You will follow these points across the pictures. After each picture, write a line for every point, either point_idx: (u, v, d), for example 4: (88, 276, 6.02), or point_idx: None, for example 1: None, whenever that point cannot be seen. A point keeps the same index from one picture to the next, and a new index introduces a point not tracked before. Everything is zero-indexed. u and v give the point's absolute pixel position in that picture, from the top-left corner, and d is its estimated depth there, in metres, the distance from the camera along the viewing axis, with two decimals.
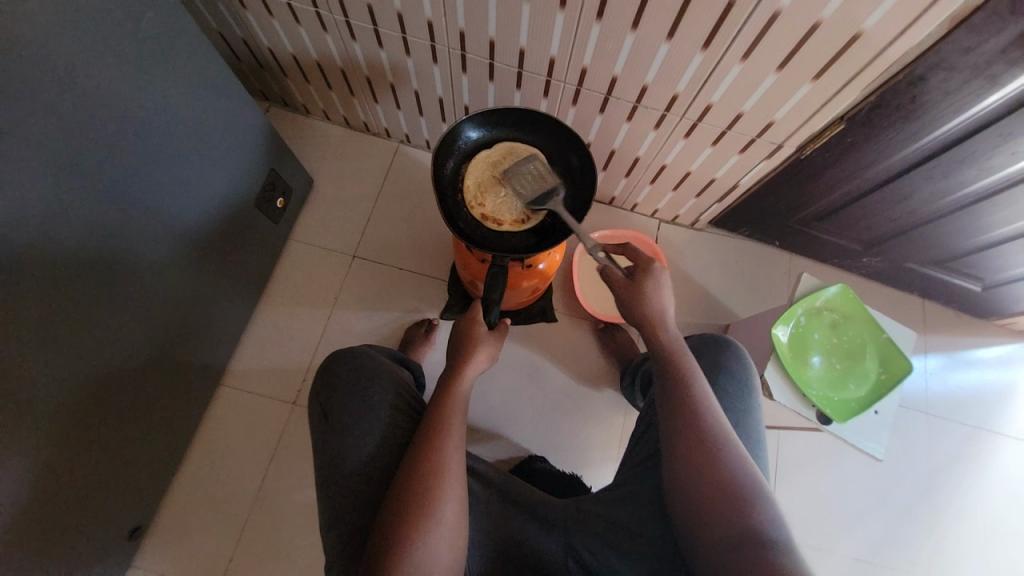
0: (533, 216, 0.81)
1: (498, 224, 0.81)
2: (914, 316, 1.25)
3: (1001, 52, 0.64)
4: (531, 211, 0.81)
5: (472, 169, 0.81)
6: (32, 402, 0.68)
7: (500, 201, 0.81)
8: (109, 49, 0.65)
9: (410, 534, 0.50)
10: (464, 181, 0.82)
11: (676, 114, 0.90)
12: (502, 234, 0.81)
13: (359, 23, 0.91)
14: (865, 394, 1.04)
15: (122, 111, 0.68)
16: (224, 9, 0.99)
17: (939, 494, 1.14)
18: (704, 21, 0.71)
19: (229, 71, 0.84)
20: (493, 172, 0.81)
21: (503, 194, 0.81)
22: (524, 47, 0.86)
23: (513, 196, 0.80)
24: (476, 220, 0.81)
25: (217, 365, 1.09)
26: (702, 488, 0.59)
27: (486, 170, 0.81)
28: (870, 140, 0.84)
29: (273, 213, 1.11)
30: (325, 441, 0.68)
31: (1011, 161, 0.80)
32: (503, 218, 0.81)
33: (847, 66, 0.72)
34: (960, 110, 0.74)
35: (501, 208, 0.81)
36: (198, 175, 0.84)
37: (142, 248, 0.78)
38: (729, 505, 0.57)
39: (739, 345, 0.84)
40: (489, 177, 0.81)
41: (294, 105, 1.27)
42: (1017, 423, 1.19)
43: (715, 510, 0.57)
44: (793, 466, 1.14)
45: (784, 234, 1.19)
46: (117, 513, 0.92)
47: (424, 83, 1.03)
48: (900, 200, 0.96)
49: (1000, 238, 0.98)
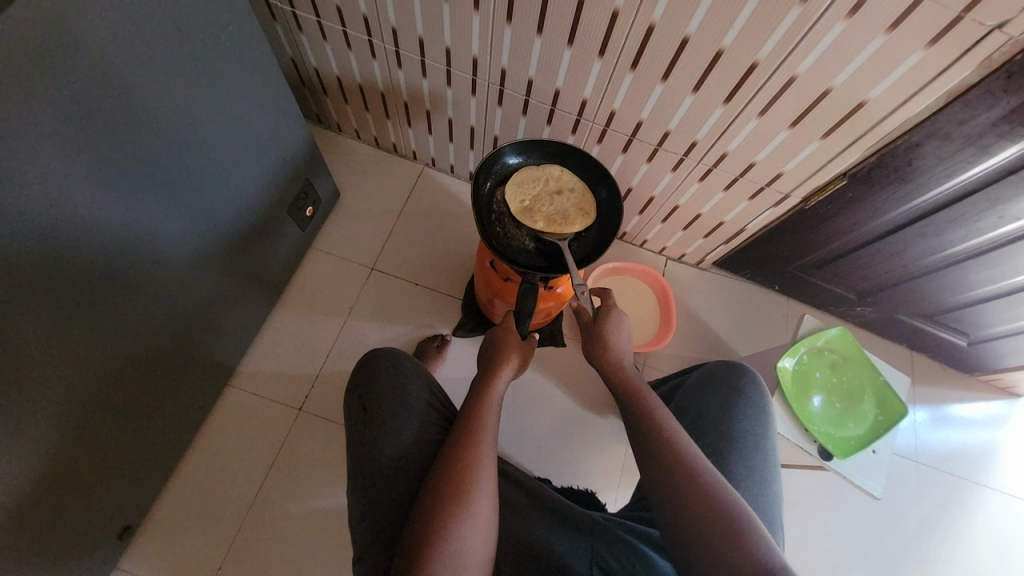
0: (560, 227, 0.86)
1: (566, 222, 0.86)
2: (904, 367, 1.31)
3: (991, 126, 0.73)
4: (554, 222, 0.86)
5: (545, 179, 0.89)
6: (44, 384, 0.67)
7: (557, 207, 0.87)
8: (189, 55, 0.70)
9: (448, 524, 0.57)
10: (551, 183, 0.89)
11: (693, 158, 0.98)
12: (546, 243, 0.86)
13: (407, 53, 0.99)
14: (864, 432, 1.14)
15: (186, 110, 0.73)
16: (280, 29, 1.06)
17: (929, 542, 1.16)
18: (728, 78, 0.79)
19: (281, 84, 0.89)
20: (544, 191, 0.88)
21: (552, 203, 0.87)
22: (560, 88, 0.93)
23: (548, 208, 0.87)
24: (567, 214, 0.87)
25: (228, 363, 1.09)
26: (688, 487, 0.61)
27: (547, 185, 0.89)
28: (868, 197, 0.93)
29: (301, 220, 1.15)
30: (362, 437, 0.76)
31: (997, 224, 0.88)
32: (564, 219, 0.86)
33: (852, 128, 0.80)
34: (950, 175, 0.83)
35: (556, 217, 0.87)
36: (238, 174, 0.88)
37: (178, 237, 0.81)
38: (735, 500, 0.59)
39: (755, 372, 0.92)
40: (532, 196, 0.88)
41: (329, 122, 1.34)
42: (1001, 477, 1.23)
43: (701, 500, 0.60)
44: (792, 504, 1.15)
45: (784, 280, 1.26)
46: (109, 508, 0.89)
47: (458, 112, 1.10)
48: (894, 253, 1.04)
49: (984, 295, 1.05)
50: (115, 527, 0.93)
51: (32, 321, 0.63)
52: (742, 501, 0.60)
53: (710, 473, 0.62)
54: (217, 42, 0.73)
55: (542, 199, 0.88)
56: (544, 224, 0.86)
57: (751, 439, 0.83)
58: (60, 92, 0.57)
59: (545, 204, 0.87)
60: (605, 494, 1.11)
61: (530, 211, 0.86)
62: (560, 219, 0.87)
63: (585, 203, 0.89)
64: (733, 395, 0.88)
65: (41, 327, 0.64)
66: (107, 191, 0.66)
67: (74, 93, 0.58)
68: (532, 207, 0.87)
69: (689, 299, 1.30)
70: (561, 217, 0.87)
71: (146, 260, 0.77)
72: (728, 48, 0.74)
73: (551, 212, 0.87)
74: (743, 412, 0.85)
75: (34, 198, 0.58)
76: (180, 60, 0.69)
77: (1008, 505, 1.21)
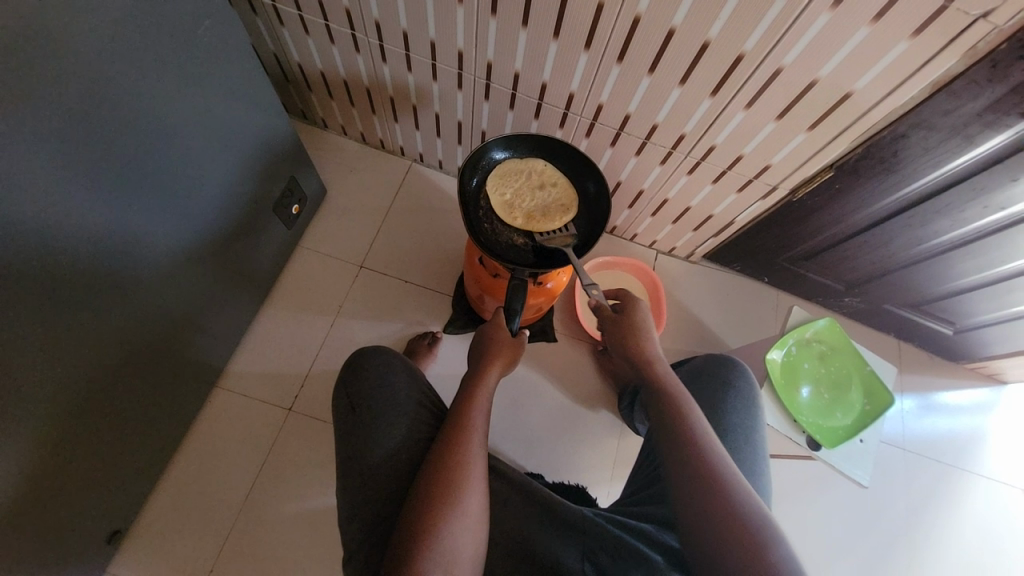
0: (540, 224, 0.86)
1: (545, 219, 0.87)
2: (892, 356, 1.32)
3: (976, 115, 0.74)
4: (534, 218, 0.86)
5: (527, 172, 0.89)
6: (23, 393, 0.66)
7: (538, 203, 0.88)
8: (166, 51, 0.68)
9: (438, 524, 0.57)
10: (533, 176, 0.89)
11: (682, 151, 0.97)
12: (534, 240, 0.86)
13: (392, 47, 0.97)
14: (853, 421, 1.16)
15: (167, 109, 0.71)
16: (262, 24, 1.04)
17: (917, 528, 1.18)
18: (715, 70, 0.78)
19: (263, 80, 0.87)
20: (526, 185, 0.89)
21: (533, 198, 0.88)
22: (546, 82, 0.93)
23: (529, 203, 0.87)
24: (548, 210, 0.87)
25: (216, 364, 1.08)
26: (682, 485, 0.62)
27: (530, 179, 0.89)
28: (855, 188, 0.93)
29: (287, 218, 1.13)
30: (352, 437, 0.75)
31: (982, 214, 0.89)
32: (544, 216, 0.87)
33: (839, 120, 0.80)
34: (935, 166, 0.83)
35: (536, 213, 0.87)
36: (222, 173, 0.86)
37: (162, 239, 0.79)
38: (723, 494, 0.60)
39: (744, 365, 0.93)
40: (514, 190, 0.88)
41: (314, 119, 1.32)
42: (987, 463, 1.25)
43: (694, 496, 0.61)
44: (783, 495, 1.16)
45: (773, 272, 1.27)
46: (96, 514, 0.88)
47: (445, 107, 1.09)
48: (881, 244, 1.04)
49: (969, 285, 1.07)
50: (103, 533, 0.91)
51: (11, 327, 0.61)
52: (733, 497, 0.60)
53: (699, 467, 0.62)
54: (197, 37, 0.72)
55: (524, 193, 0.88)
56: (524, 220, 0.86)
57: (741, 432, 0.83)
58: (35, 92, 0.56)
59: (527, 198, 0.88)
60: (597, 489, 1.12)
61: (511, 206, 0.86)
62: (540, 214, 0.87)
63: (566, 198, 0.89)
64: (723, 388, 0.88)
65: (21, 335, 0.63)
66: (90, 192, 0.65)
67: (52, 93, 0.57)
68: (512, 202, 0.87)
69: (680, 292, 1.30)
70: (541, 212, 0.87)
71: (130, 262, 0.75)
72: (715, 39, 0.74)
73: (532, 208, 0.87)
74: (733, 405, 0.86)
75: (18, 205, 0.57)
76: (158, 57, 0.67)
77: (993, 490, 1.23)
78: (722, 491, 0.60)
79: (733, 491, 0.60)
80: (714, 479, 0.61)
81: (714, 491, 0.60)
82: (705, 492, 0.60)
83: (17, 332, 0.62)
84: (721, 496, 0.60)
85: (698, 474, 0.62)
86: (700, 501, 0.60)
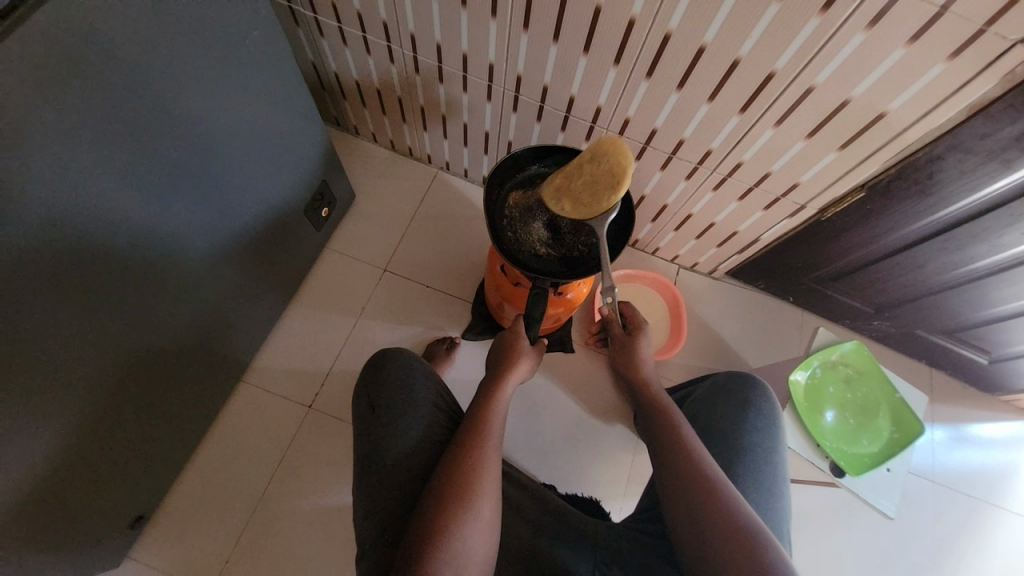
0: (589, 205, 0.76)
1: (588, 203, 0.76)
2: (922, 384, 1.27)
3: (1016, 140, 0.72)
4: (582, 201, 0.77)
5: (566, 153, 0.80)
6: (63, 375, 0.70)
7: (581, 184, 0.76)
8: (214, 60, 0.72)
9: (451, 524, 0.57)
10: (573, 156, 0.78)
11: (708, 167, 0.97)
12: (557, 249, 0.87)
13: (425, 59, 1.00)
14: (878, 450, 1.12)
15: (210, 113, 0.75)
16: (302, 34, 1.09)
17: (944, 566, 1.13)
18: (744, 87, 0.78)
19: (301, 88, 0.91)
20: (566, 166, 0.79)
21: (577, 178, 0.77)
22: (574, 95, 0.94)
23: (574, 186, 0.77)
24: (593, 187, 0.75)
25: (243, 358, 1.11)
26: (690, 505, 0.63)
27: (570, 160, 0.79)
28: (887, 210, 0.91)
29: (317, 220, 1.17)
30: (370, 434, 0.77)
31: (1020, 241, 0.86)
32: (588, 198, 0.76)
33: (871, 140, 0.79)
34: (971, 190, 0.81)
35: (582, 195, 0.76)
36: (257, 175, 0.90)
37: (198, 236, 0.83)
38: (733, 518, 0.60)
39: (766, 384, 0.90)
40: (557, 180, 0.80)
41: (347, 125, 1.36)
42: (1022, 501, 1.19)
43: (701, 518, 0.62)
44: (802, 521, 1.12)
45: (798, 291, 1.24)
46: (123, 497, 0.92)
47: (474, 117, 1.12)
48: (912, 267, 1.02)
49: (1007, 313, 1.03)
50: (128, 516, 0.95)
51: (53, 312, 0.65)
52: (743, 519, 0.60)
53: (707, 490, 0.63)
54: (242, 47, 0.75)
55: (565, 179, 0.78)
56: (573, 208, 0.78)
57: (762, 453, 0.82)
58: (93, 96, 0.60)
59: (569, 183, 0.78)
60: (610, 503, 1.11)
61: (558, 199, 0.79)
62: (585, 196, 0.76)
63: (612, 163, 0.72)
64: (745, 407, 0.86)
65: (59, 322, 0.66)
66: (130, 188, 0.68)
67: (109, 96, 0.61)
68: (559, 192, 0.79)
69: (701, 309, 1.29)
70: (587, 193, 0.76)
71: (168, 256, 0.79)
72: (745, 57, 0.74)
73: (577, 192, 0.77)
74: (752, 424, 0.84)
75: (62, 199, 0.61)
76: (206, 65, 0.71)
77: None
78: (731, 514, 0.61)
79: (742, 516, 0.60)
80: (726, 502, 0.62)
81: (728, 516, 0.60)
82: (715, 514, 0.61)
83: (59, 316, 0.66)
84: (731, 519, 0.60)
85: (712, 497, 0.62)
86: (712, 522, 0.61)
